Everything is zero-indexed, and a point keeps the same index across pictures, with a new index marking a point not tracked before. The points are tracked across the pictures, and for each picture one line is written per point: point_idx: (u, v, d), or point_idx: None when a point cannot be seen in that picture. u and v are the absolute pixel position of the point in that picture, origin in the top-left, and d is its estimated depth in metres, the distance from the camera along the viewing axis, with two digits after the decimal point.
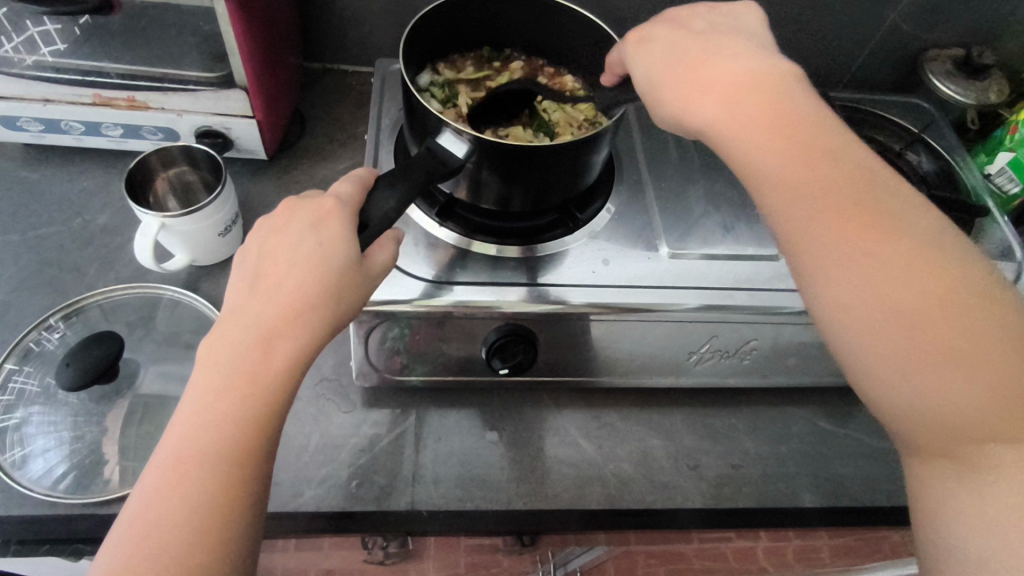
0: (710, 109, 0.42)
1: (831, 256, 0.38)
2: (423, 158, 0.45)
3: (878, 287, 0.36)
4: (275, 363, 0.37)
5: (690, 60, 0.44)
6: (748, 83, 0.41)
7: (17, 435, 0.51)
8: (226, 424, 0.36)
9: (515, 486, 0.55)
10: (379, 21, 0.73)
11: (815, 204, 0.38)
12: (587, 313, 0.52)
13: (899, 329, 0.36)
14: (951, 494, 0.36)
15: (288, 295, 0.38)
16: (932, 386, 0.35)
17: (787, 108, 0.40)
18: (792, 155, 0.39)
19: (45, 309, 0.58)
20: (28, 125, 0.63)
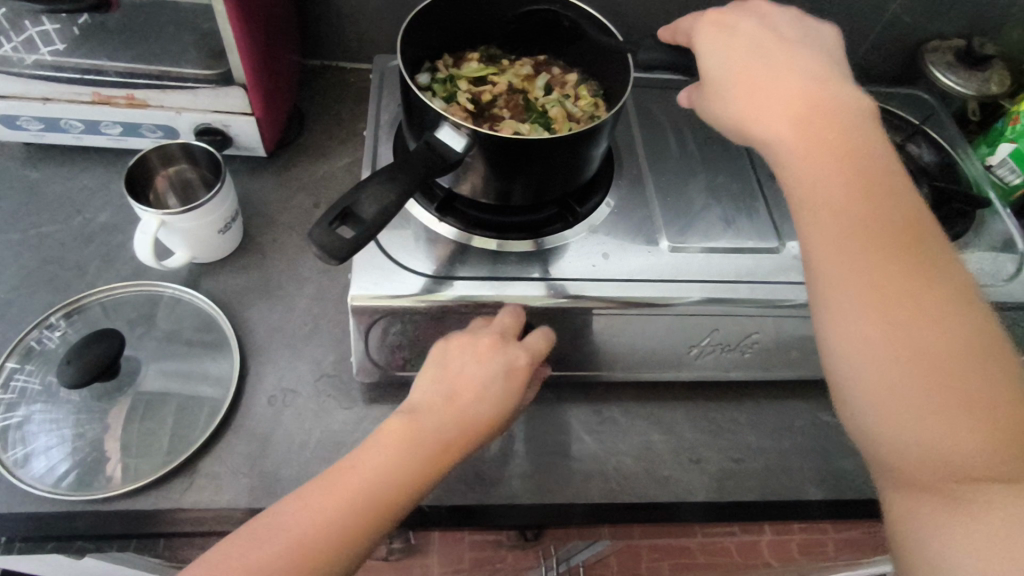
0: (763, 115, 0.42)
1: (853, 276, 0.38)
2: (421, 152, 0.45)
3: (898, 317, 0.36)
4: (468, 424, 0.44)
5: (761, 63, 0.43)
6: (811, 106, 0.41)
7: (20, 433, 0.51)
8: (404, 463, 0.41)
9: (517, 480, 0.55)
10: (377, 18, 0.73)
11: (845, 223, 0.38)
12: (592, 307, 0.52)
13: (923, 364, 0.36)
14: (938, 531, 0.35)
15: (480, 366, 0.46)
16: (938, 425, 0.35)
17: (848, 136, 0.40)
18: (838, 173, 0.39)
19: (47, 307, 0.59)
20: (28, 124, 0.63)
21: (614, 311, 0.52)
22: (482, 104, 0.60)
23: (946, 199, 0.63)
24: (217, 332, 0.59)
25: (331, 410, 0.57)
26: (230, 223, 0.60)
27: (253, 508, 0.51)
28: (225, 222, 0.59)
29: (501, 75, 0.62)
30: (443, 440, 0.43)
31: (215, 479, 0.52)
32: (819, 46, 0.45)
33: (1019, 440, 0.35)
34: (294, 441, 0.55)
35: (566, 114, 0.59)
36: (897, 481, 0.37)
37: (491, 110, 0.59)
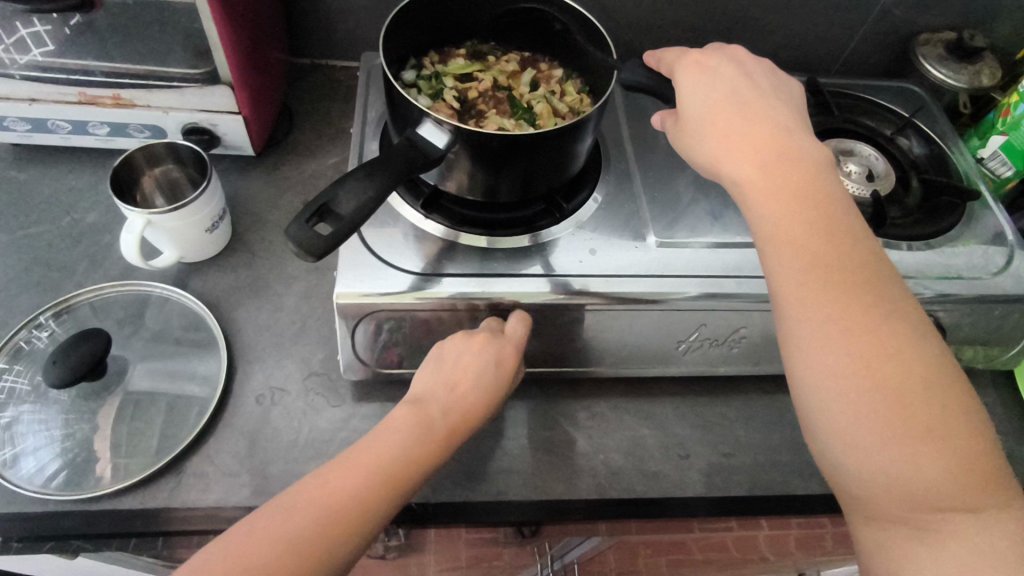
0: (730, 155, 0.43)
1: (816, 314, 0.39)
2: (402, 149, 0.45)
3: (859, 351, 0.38)
4: (472, 408, 0.47)
5: (732, 105, 0.45)
6: (772, 148, 0.43)
7: (8, 435, 0.51)
8: (418, 442, 0.43)
9: (506, 477, 0.55)
10: (365, 15, 0.73)
11: (806, 262, 0.40)
12: (583, 303, 0.52)
13: (883, 400, 0.37)
14: (906, 559, 0.36)
15: (468, 365, 0.48)
16: (900, 460, 0.36)
17: (806, 177, 0.42)
18: (800, 213, 0.41)
19: (35, 307, 0.59)
20: (15, 125, 0.63)
21: (605, 306, 0.52)
22: (467, 101, 0.59)
23: (936, 191, 0.64)
24: (205, 331, 0.59)
25: (319, 407, 0.57)
26: (217, 222, 0.60)
27: (241, 507, 0.51)
28: (213, 221, 0.59)
29: (486, 71, 0.62)
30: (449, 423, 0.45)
31: (203, 477, 0.52)
32: (786, 92, 0.48)
33: (974, 472, 0.36)
34: (282, 440, 0.55)
35: (551, 110, 0.59)
36: (866, 513, 0.38)
37: (476, 107, 0.59)
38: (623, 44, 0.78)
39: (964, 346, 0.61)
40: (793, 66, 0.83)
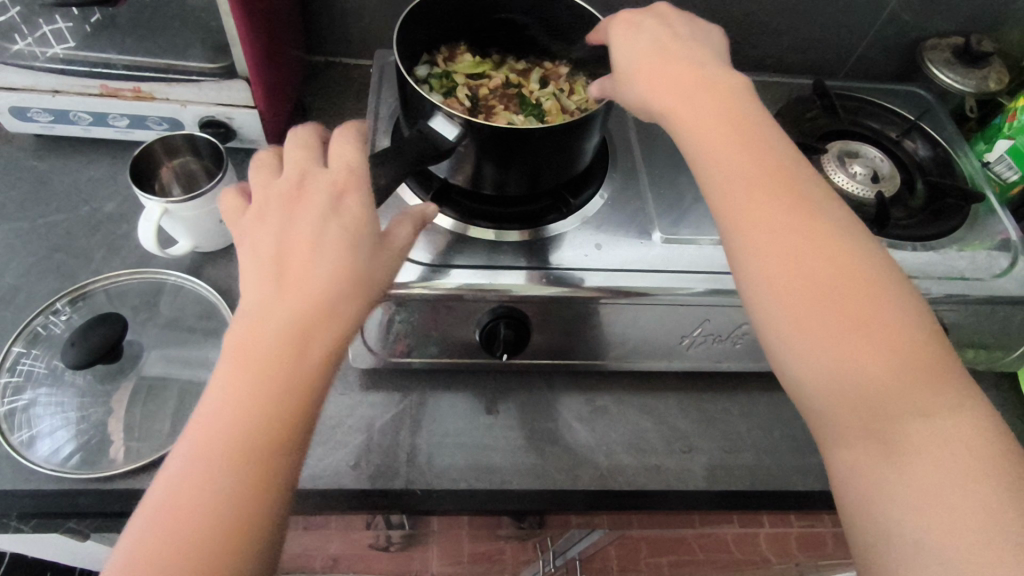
0: (654, 93, 0.45)
1: (756, 232, 0.39)
2: (415, 140, 0.46)
3: (791, 259, 0.38)
4: (305, 363, 0.36)
5: (654, 53, 0.46)
6: (690, 79, 0.45)
7: (25, 416, 0.53)
8: (240, 455, 0.33)
9: (510, 467, 0.56)
10: (379, 14, 0.75)
11: (742, 184, 0.41)
12: (594, 297, 0.53)
13: (819, 304, 0.37)
14: (878, 477, 0.35)
15: (323, 276, 0.38)
16: (842, 365, 0.36)
17: (730, 104, 0.44)
18: (728, 136, 0.42)
19: (53, 293, 0.60)
20: (38, 116, 0.65)
21: (613, 301, 0.53)
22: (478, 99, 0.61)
23: (942, 193, 0.64)
24: (218, 319, 0.60)
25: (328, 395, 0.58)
26: None
27: None
28: None
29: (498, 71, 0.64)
30: (279, 397, 0.35)
31: None
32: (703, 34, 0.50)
33: (922, 369, 0.36)
34: None
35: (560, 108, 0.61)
36: (832, 430, 0.37)
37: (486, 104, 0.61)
38: None
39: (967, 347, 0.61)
40: (800, 69, 0.84)
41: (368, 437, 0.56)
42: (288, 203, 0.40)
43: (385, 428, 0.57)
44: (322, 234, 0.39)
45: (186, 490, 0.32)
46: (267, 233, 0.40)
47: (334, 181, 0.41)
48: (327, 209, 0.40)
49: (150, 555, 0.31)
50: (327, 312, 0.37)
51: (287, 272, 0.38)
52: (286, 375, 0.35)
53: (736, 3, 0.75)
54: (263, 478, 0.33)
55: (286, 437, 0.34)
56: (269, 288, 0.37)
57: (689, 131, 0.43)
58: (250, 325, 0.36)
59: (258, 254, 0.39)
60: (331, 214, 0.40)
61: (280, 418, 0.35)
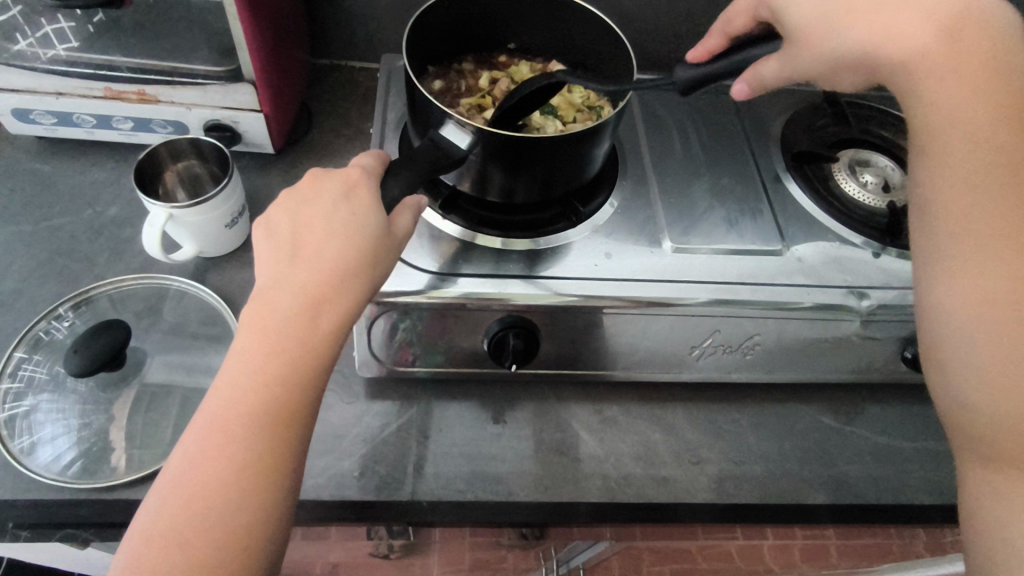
0: (922, 83, 0.42)
1: (971, 260, 0.41)
2: (426, 149, 0.46)
3: (1011, 284, 0.40)
4: (316, 336, 0.37)
5: (940, 5, 0.41)
6: (989, 67, 0.42)
7: (26, 423, 0.52)
8: (257, 420, 0.35)
9: (517, 478, 0.56)
10: (386, 18, 0.74)
11: (989, 191, 0.41)
12: (601, 307, 0.52)
13: (1005, 331, 0.40)
14: (1012, 502, 0.39)
15: (332, 261, 0.38)
16: (1018, 396, 0.39)
17: (1022, 99, 0.42)
18: (1007, 142, 0.41)
19: (55, 298, 0.59)
20: (41, 118, 0.64)
21: (626, 311, 0.52)
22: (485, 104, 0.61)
23: None
24: (222, 326, 0.59)
25: (333, 404, 0.57)
26: (236, 218, 0.61)
27: None
28: (232, 216, 0.60)
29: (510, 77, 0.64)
30: (288, 370, 0.36)
31: None
32: None
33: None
34: None
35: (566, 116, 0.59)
36: (974, 447, 0.41)
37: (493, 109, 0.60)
38: (640, 52, 0.79)
39: None
40: None
41: (374, 447, 0.56)
42: (307, 197, 0.41)
43: (390, 437, 0.56)
44: (334, 223, 0.39)
45: (204, 454, 0.34)
46: (283, 213, 0.41)
47: (350, 175, 0.41)
48: (338, 194, 0.40)
49: (175, 509, 0.33)
50: (336, 296, 0.38)
51: (301, 251, 0.39)
52: (296, 349, 0.36)
53: None
54: (277, 444, 0.35)
55: (297, 406, 0.36)
56: (283, 266, 0.38)
57: (953, 106, 0.42)
58: (261, 307, 0.37)
59: (289, 238, 0.39)
60: (342, 205, 0.40)
61: (292, 387, 0.36)
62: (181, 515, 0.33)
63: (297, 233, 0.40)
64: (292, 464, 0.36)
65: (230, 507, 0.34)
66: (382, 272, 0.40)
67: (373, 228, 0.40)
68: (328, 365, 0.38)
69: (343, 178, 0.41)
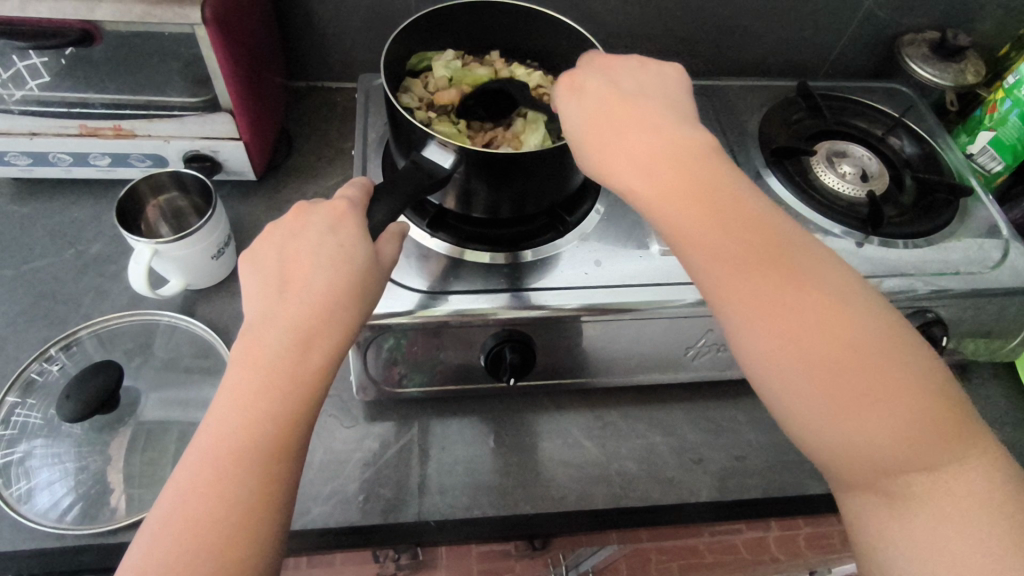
0: (653, 187, 0.40)
1: (744, 328, 0.38)
2: (409, 171, 0.46)
3: (787, 333, 0.37)
4: (307, 370, 0.36)
5: (625, 120, 0.43)
6: (675, 147, 0.41)
7: (21, 469, 0.51)
8: (249, 453, 0.34)
9: (522, 490, 0.56)
10: (361, 38, 0.74)
11: (733, 273, 0.38)
12: (579, 316, 0.52)
13: (812, 381, 0.36)
14: (880, 523, 0.36)
15: (321, 295, 0.38)
16: (846, 432, 0.36)
17: (690, 168, 0.40)
18: (686, 197, 0.39)
19: (44, 341, 0.59)
20: (17, 160, 0.63)
21: (602, 318, 0.53)
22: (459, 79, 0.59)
23: (930, 189, 0.65)
24: (216, 357, 0.59)
25: (333, 429, 0.57)
26: (223, 248, 0.60)
27: None
28: (218, 248, 0.60)
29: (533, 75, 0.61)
30: (278, 405, 0.35)
31: None
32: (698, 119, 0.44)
33: (942, 420, 0.36)
34: None
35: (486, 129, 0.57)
36: (838, 479, 0.38)
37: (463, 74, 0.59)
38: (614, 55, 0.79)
39: (964, 339, 0.63)
40: (781, 71, 0.84)
41: (376, 470, 0.55)
42: (292, 234, 0.40)
43: (391, 458, 0.56)
44: (321, 256, 0.39)
45: (197, 489, 0.33)
46: (270, 249, 0.40)
47: (337, 208, 0.41)
48: (326, 226, 0.40)
49: (165, 549, 0.32)
50: (328, 331, 0.38)
51: (291, 285, 0.38)
52: (285, 384, 0.36)
53: (714, 10, 0.75)
54: (266, 480, 0.34)
55: (289, 440, 0.35)
56: (272, 301, 0.38)
57: (689, 219, 0.39)
58: (251, 344, 0.37)
59: (277, 273, 0.39)
60: (328, 236, 0.40)
61: (284, 421, 0.35)
62: (169, 557, 0.32)
63: (285, 267, 0.39)
64: (285, 496, 0.35)
65: (222, 544, 0.32)
66: (369, 302, 0.40)
67: (360, 260, 0.40)
68: (320, 397, 0.37)
69: (330, 211, 0.41)
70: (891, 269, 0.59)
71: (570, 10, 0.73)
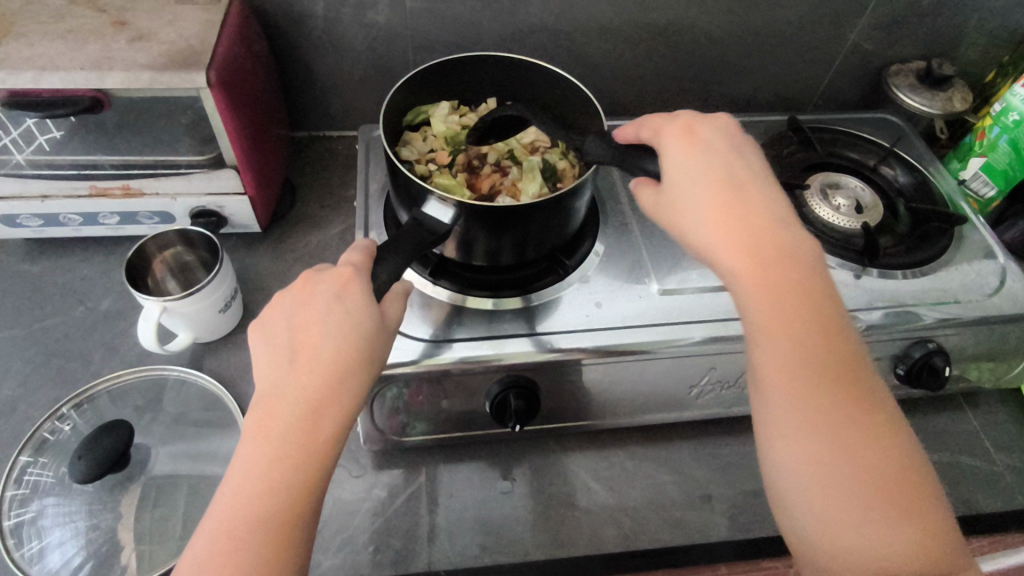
0: (741, 274, 0.41)
1: (796, 421, 0.39)
2: (411, 229, 0.47)
3: (833, 436, 0.39)
4: (317, 440, 0.37)
5: (731, 192, 0.43)
6: (773, 245, 0.41)
7: (34, 529, 0.51)
8: (262, 525, 0.35)
9: (531, 535, 0.56)
10: (360, 89, 0.76)
11: (801, 369, 0.39)
12: (583, 359, 0.53)
13: (845, 485, 0.38)
14: None
15: (330, 365, 0.39)
16: (867, 543, 0.37)
17: (784, 269, 0.41)
18: (769, 292, 0.40)
19: (55, 400, 0.59)
20: (28, 222, 0.65)
21: (604, 360, 0.53)
22: (455, 135, 0.61)
23: (925, 218, 0.66)
24: (224, 410, 0.59)
25: (341, 479, 0.57)
26: (229, 301, 0.61)
27: None
28: (225, 301, 0.61)
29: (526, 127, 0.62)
30: (290, 476, 0.36)
31: None
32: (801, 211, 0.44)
33: (947, 558, 0.37)
34: None
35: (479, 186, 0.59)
36: None
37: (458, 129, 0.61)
38: (607, 96, 0.81)
39: (969, 366, 0.63)
40: (772, 104, 0.86)
41: (385, 519, 0.56)
42: (299, 304, 0.41)
43: (400, 507, 0.56)
44: (329, 324, 0.40)
45: (211, 563, 0.34)
46: (279, 317, 0.41)
47: (342, 275, 0.42)
48: (331, 293, 0.41)
49: None
50: (337, 401, 0.38)
51: (300, 354, 0.39)
52: (297, 455, 0.36)
53: (704, 50, 0.77)
54: (279, 551, 0.35)
55: (301, 510, 0.36)
56: (282, 372, 0.39)
57: (763, 312, 0.40)
58: (263, 415, 0.37)
59: (287, 343, 0.40)
60: (334, 304, 0.40)
61: (296, 491, 0.36)
62: None
63: (294, 335, 0.40)
64: (298, 566, 0.35)
65: None
66: (376, 367, 0.41)
67: (367, 326, 0.40)
68: (330, 465, 0.38)
69: (335, 278, 0.42)
70: (890, 300, 0.59)
71: (563, 55, 0.75)
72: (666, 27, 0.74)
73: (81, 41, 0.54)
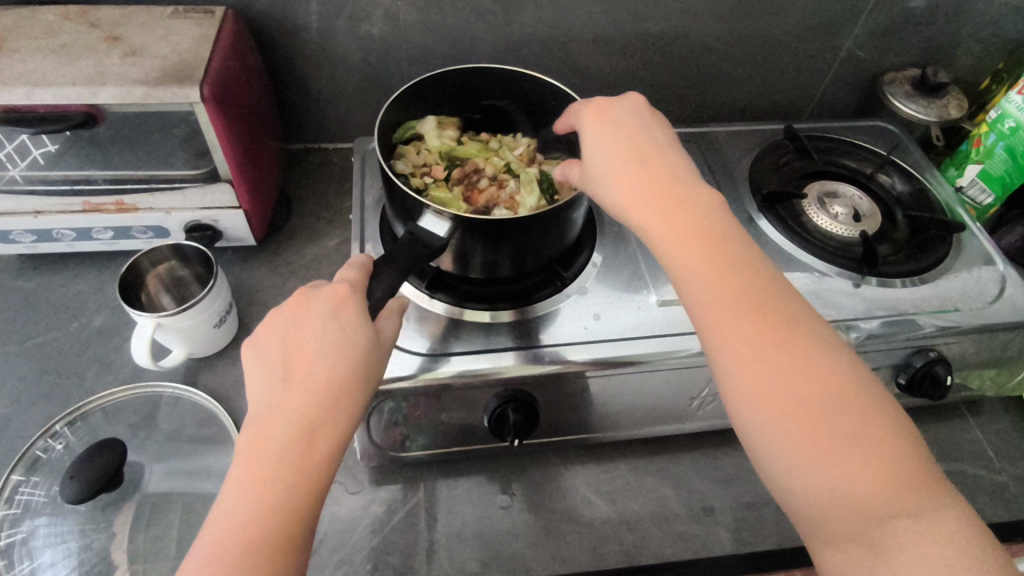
0: (652, 217, 0.43)
1: (729, 353, 0.39)
2: (407, 243, 0.47)
3: (764, 360, 0.38)
4: (312, 460, 0.36)
5: (629, 152, 0.46)
6: (674, 187, 0.44)
7: (25, 549, 0.50)
8: (254, 549, 0.34)
9: (532, 551, 0.55)
10: (355, 101, 0.76)
11: (723, 300, 0.40)
12: (582, 371, 0.52)
13: (788, 410, 0.37)
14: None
15: (325, 383, 0.38)
16: (820, 466, 0.36)
17: (689, 207, 0.43)
18: (680, 230, 0.42)
19: (48, 418, 0.59)
20: (21, 237, 0.64)
21: (603, 372, 0.53)
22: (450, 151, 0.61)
23: (923, 226, 0.66)
24: (220, 426, 0.59)
25: (339, 496, 0.57)
26: (224, 316, 0.61)
27: None
28: (220, 316, 0.60)
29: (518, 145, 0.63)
30: (284, 498, 0.35)
31: None
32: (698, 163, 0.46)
33: (910, 471, 0.35)
34: None
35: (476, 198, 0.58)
36: (815, 531, 0.36)
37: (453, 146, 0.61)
38: None
39: (971, 374, 0.62)
40: (768, 113, 0.86)
41: (384, 536, 0.55)
42: (294, 322, 0.41)
43: (398, 523, 0.56)
44: (324, 342, 0.39)
45: None
46: (273, 336, 0.41)
47: (338, 292, 0.41)
48: (327, 311, 0.40)
49: None
50: (332, 420, 0.38)
51: (295, 373, 0.39)
52: (291, 476, 0.36)
53: (698, 59, 0.77)
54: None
55: (295, 533, 0.35)
56: (276, 392, 0.38)
57: (678, 249, 0.42)
58: (257, 436, 0.37)
59: (281, 362, 0.39)
60: (330, 322, 0.40)
61: (290, 514, 0.35)
62: None
63: (289, 354, 0.39)
64: None
65: None
66: (372, 386, 0.40)
67: (363, 344, 0.40)
68: (325, 486, 0.37)
69: (331, 295, 0.41)
70: (890, 308, 0.59)
71: (558, 66, 0.75)
72: (660, 37, 0.74)
73: (74, 56, 0.54)
